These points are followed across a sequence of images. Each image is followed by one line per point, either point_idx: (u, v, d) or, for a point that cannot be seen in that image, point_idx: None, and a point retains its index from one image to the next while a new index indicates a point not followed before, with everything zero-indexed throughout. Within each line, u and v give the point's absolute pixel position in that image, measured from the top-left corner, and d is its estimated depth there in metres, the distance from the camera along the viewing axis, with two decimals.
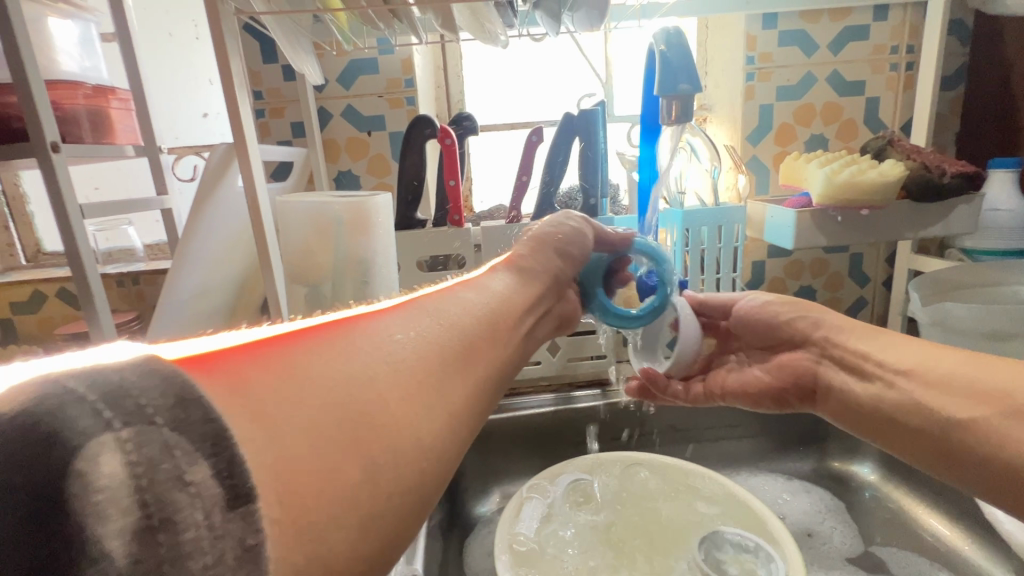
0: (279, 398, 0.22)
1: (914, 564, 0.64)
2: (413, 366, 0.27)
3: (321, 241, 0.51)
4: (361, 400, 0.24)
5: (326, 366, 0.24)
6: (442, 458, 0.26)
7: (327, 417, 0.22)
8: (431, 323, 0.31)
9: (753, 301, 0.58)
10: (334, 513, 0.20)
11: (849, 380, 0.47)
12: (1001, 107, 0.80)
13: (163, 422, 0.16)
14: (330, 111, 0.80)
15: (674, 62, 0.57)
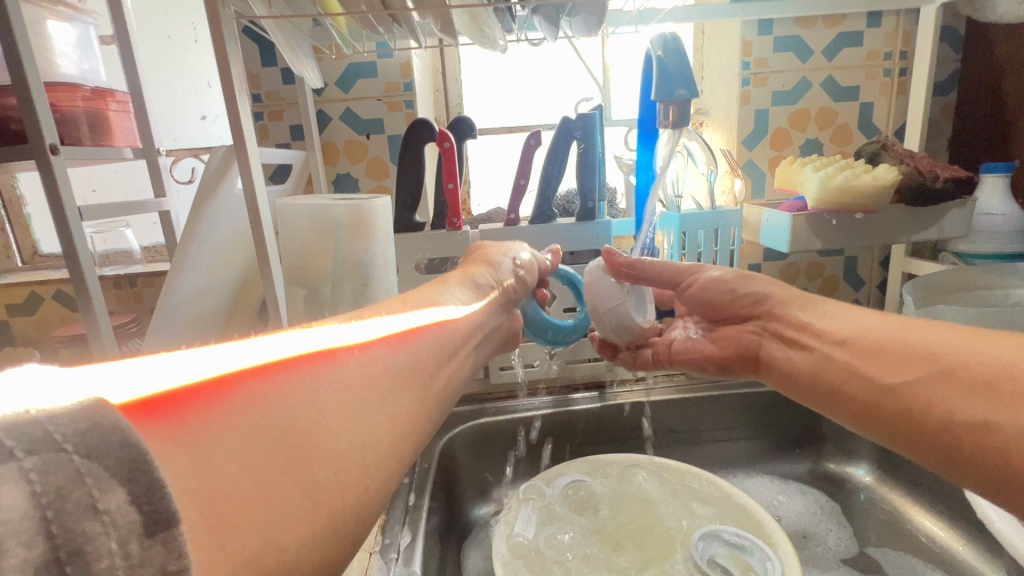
0: (220, 430, 0.24)
1: (907, 565, 0.65)
2: (353, 394, 0.30)
3: (321, 243, 0.51)
4: (303, 427, 0.27)
5: (272, 397, 0.26)
6: (378, 473, 0.29)
7: (266, 449, 0.25)
8: (371, 352, 0.34)
9: (709, 277, 0.59)
10: (267, 535, 0.23)
11: (790, 353, 0.50)
12: (991, 113, 0.81)
13: (73, 450, 0.17)
14: (329, 114, 0.80)
15: (671, 68, 0.57)
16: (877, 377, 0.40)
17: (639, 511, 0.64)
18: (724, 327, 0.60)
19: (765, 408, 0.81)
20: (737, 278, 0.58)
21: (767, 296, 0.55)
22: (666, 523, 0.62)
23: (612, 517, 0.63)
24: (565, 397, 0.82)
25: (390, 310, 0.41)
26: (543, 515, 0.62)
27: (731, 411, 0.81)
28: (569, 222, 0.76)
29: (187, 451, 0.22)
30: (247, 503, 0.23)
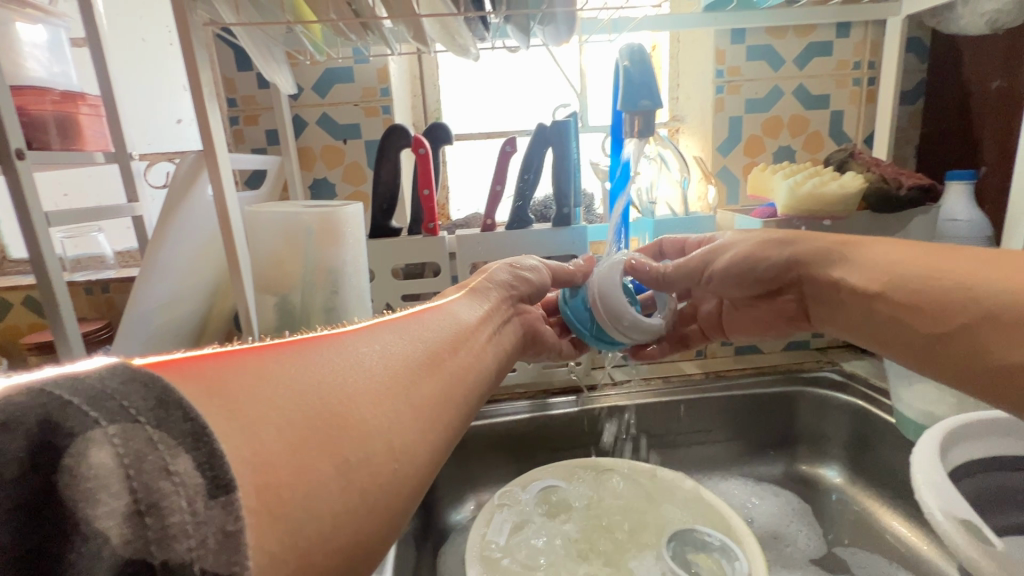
0: (254, 395, 0.22)
1: (874, 564, 0.66)
2: (380, 375, 0.28)
3: (291, 251, 0.51)
4: (332, 401, 0.25)
5: (299, 371, 0.25)
6: (411, 455, 0.27)
7: (302, 417, 0.23)
8: (395, 340, 0.32)
9: (736, 253, 0.54)
10: (307, 504, 0.21)
11: (841, 311, 0.47)
12: (957, 121, 0.83)
13: (146, 420, 0.17)
14: (304, 119, 0.80)
15: (636, 79, 0.59)
16: (917, 326, 0.39)
17: (614, 515, 0.64)
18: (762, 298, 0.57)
19: (742, 410, 0.82)
20: (759, 249, 0.53)
21: (792, 260, 0.51)
22: (640, 525, 0.62)
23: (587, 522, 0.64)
24: (544, 400, 0.82)
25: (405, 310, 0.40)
26: (518, 518, 0.63)
27: (709, 412, 0.82)
28: (546, 227, 0.76)
29: (227, 413, 0.21)
30: (290, 475, 0.21)
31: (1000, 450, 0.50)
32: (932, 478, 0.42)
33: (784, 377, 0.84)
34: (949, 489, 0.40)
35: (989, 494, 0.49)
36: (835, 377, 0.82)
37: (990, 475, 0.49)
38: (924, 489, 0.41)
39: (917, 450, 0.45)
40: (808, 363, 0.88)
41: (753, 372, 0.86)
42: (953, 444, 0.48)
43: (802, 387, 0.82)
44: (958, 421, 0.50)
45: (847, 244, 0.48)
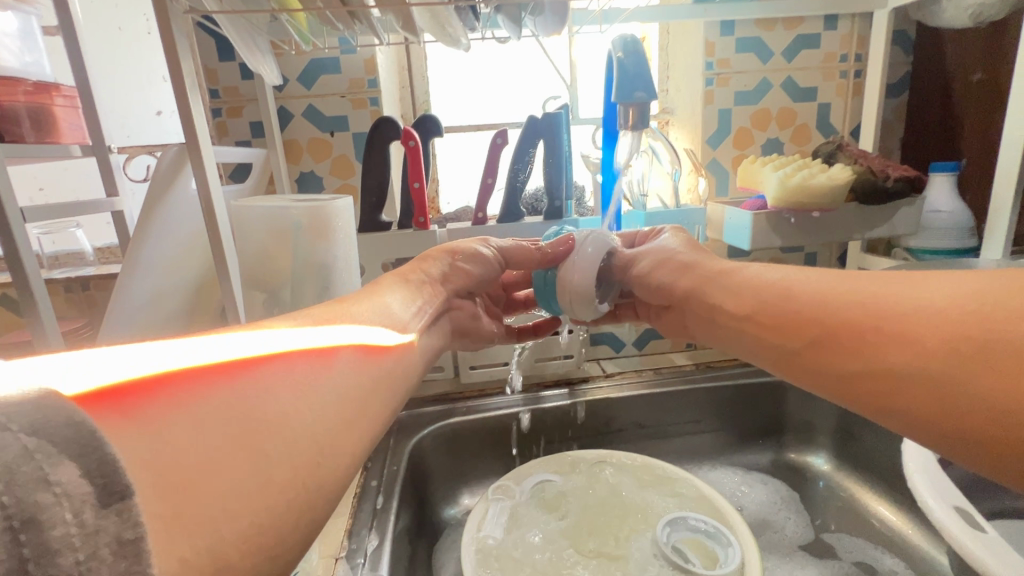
0: (163, 403, 0.24)
1: (860, 550, 0.68)
2: (299, 390, 0.30)
3: (280, 245, 0.49)
4: (248, 408, 0.27)
5: (223, 392, 0.27)
6: (329, 464, 0.29)
7: (214, 422, 0.25)
8: (321, 351, 0.34)
9: (651, 259, 0.56)
10: (220, 502, 0.23)
11: (717, 330, 0.49)
12: (940, 113, 0.84)
13: (18, 428, 0.16)
14: (290, 111, 0.78)
15: (630, 70, 0.58)
16: (782, 345, 0.40)
17: (608, 504, 0.65)
18: (665, 312, 0.58)
19: (731, 401, 0.83)
20: (663, 264, 0.55)
21: (682, 282, 0.52)
22: (635, 510, 0.63)
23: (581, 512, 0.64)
24: (536, 393, 0.82)
25: (327, 304, 0.42)
26: (509, 510, 0.63)
27: (699, 404, 0.82)
28: (537, 221, 0.76)
29: (134, 427, 0.22)
30: (200, 480, 0.23)
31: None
32: (925, 468, 0.42)
33: None
34: (943, 479, 0.41)
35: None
36: None
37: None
38: (918, 479, 0.41)
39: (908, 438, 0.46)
40: None
41: (741, 363, 0.87)
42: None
43: None
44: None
45: (722, 273, 0.49)
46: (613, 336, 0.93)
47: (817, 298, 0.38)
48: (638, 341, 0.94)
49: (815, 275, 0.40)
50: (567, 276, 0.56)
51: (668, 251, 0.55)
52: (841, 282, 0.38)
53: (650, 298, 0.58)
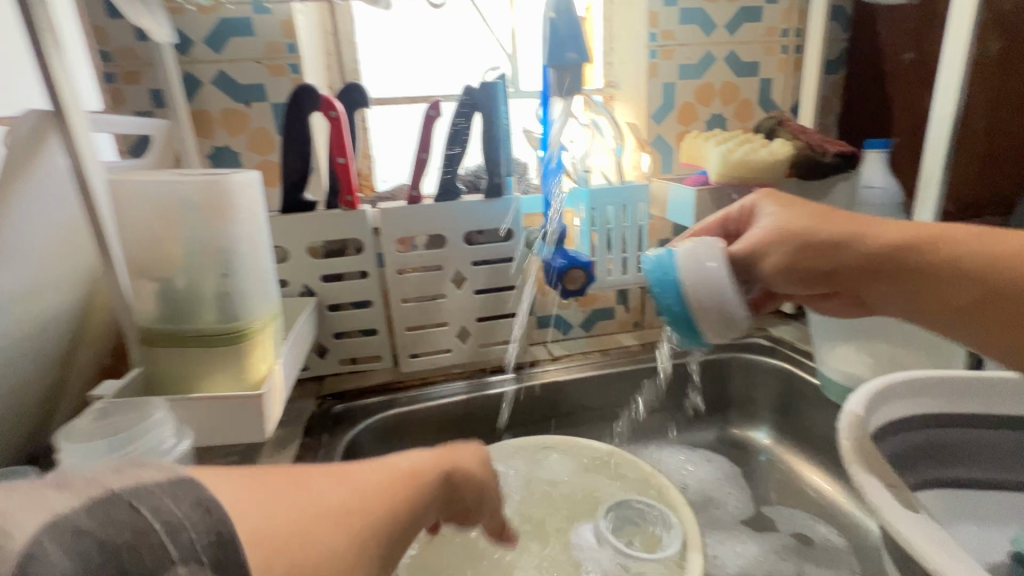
0: (257, 492, 0.24)
1: (797, 520, 0.69)
2: (375, 529, 0.27)
3: (169, 227, 0.43)
4: (321, 521, 0.25)
5: (303, 511, 0.24)
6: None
7: (284, 523, 0.23)
8: (399, 477, 0.30)
9: (783, 250, 0.47)
10: None
11: (893, 304, 0.45)
12: (875, 90, 0.85)
13: (208, 561, 0.20)
14: (198, 77, 0.70)
15: (561, 31, 0.57)
16: (995, 317, 0.41)
17: (552, 494, 0.64)
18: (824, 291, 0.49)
19: (678, 381, 0.82)
20: (805, 253, 0.46)
21: (845, 264, 0.45)
22: (578, 498, 0.63)
23: (523, 506, 0.63)
24: (481, 379, 0.79)
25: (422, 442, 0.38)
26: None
27: (646, 383, 0.82)
28: (476, 199, 0.72)
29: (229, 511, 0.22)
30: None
31: (923, 408, 0.52)
32: (861, 443, 0.42)
33: (716, 344, 0.85)
34: (878, 458, 0.41)
35: (908, 453, 0.51)
36: (764, 342, 0.84)
37: (908, 433, 0.52)
38: (854, 455, 0.41)
39: (843, 415, 0.46)
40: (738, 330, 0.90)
41: None
42: (880, 406, 0.50)
43: (734, 352, 0.83)
44: (885, 382, 0.51)
45: (899, 246, 0.43)
46: (561, 318, 0.89)
47: (994, 253, 0.41)
48: (585, 323, 0.90)
49: (963, 230, 0.43)
50: (695, 289, 0.46)
51: (795, 228, 0.46)
52: (1009, 234, 0.42)
53: (804, 288, 0.48)
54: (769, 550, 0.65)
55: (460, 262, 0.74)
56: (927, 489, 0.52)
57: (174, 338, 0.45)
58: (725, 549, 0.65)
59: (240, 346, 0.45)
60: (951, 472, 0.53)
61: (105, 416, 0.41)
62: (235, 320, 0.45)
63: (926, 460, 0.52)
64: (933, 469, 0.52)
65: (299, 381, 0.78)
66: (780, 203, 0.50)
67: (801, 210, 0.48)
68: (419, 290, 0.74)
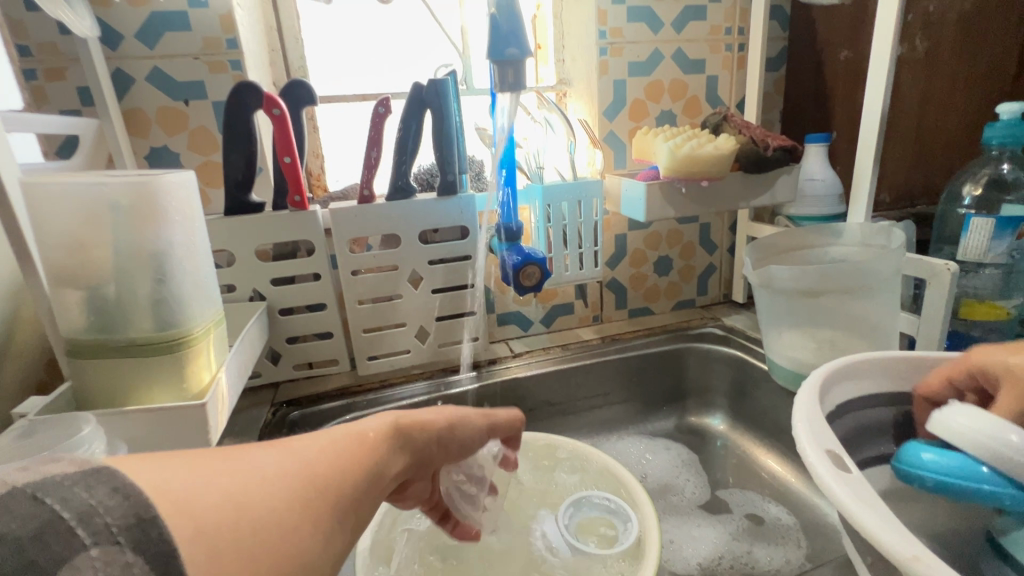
0: (186, 484, 0.21)
1: (750, 501, 0.71)
2: (327, 493, 0.26)
3: (95, 232, 0.40)
4: (271, 512, 0.23)
5: (239, 501, 0.22)
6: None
7: (224, 517, 0.21)
8: (338, 444, 0.29)
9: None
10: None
11: None
12: (814, 86, 0.89)
13: (125, 541, 0.18)
14: (129, 73, 0.66)
15: (503, 27, 0.58)
16: None
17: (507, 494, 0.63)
18: None
19: (636, 372, 0.84)
20: None
21: None
22: (541, 494, 0.63)
23: None
24: (442, 379, 0.78)
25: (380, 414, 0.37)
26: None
27: (605, 376, 0.83)
28: (429, 197, 0.71)
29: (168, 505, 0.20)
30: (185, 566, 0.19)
31: (889, 387, 0.49)
32: (809, 416, 0.41)
33: (672, 335, 0.87)
34: (822, 423, 0.40)
35: (867, 435, 0.48)
36: (718, 331, 0.87)
37: (862, 416, 0.48)
38: (800, 423, 0.40)
39: (800, 396, 0.43)
40: (693, 321, 0.93)
41: (644, 333, 0.89)
42: (833, 388, 0.46)
43: (690, 342, 0.86)
44: (837, 363, 0.48)
45: None
46: (520, 315, 0.89)
47: None
48: (545, 319, 0.91)
49: None
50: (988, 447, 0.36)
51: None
52: None
53: None
54: (723, 531, 0.66)
55: (416, 262, 0.73)
56: None
57: (105, 349, 0.42)
58: (681, 534, 0.66)
59: (180, 355, 0.43)
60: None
61: (31, 434, 0.39)
62: (174, 327, 0.43)
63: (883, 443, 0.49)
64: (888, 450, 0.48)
65: (252, 389, 0.75)
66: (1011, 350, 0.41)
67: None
68: (375, 291, 0.73)
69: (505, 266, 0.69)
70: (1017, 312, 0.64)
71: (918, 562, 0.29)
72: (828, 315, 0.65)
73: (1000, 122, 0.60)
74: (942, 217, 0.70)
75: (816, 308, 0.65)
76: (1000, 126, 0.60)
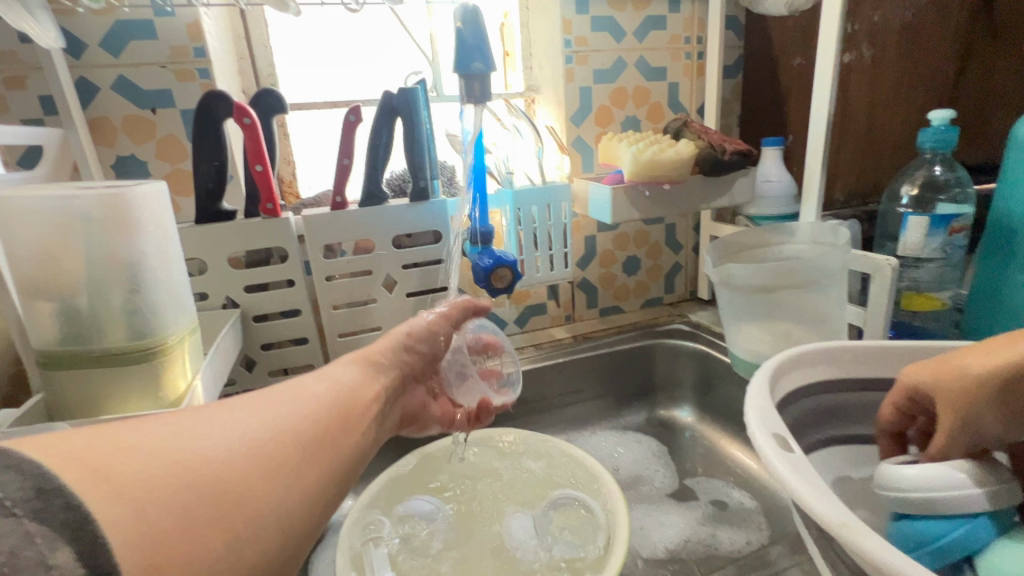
0: (114, 454, 0.24)
1: (715, 488, 0.75)
2: (272, 447, 0.29)
3: (65, 243, 0.41)
4: (210, 470, 0.26)
5: (175, 462, 0.25)
6: (305, 523, 0.29)
7: (157, 479, 0.24)
8: (283, 403, 0.32)
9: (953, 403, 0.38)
10: (128, 539, 0.21)
11: None
12: (769, 92, 0.94)
13: (22, 512, 0.20)
14: (94, 82, 0.66)
15: (468, 41, 0.60)
16: None
17: (481, 492, 0.66)
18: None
19: (607, 369, 0.87)
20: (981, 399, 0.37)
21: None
22: (511, 484, 0.67)
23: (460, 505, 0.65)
24: None
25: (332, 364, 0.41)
26: (370, 516, 0.60)
27: (578, 374, 0.86)
28: (402, 203, 0.73)
29: (90, 476, 0.22)
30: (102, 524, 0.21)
31: (838, 373, 0.53)
32: (759, 403, 0.44)
33: (641, 333, 0.91)
34: (771, 409, 0.43)
35: (813, 419, 0.52)
36: (685, 328, 0.91)
37: (811, 401, 0.52)
38: (750, 409, 0.43)
39: (752, 385, 0.46)
40: (661, 318, 0.96)
41: (615, 331, 0.92)
42: (784, 374, 0.50)
43: (657, 339, 0.89)
44: (786, 354, 0.51)
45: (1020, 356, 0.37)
46: (495, 316, 0.91)
47: None
48: (519, 319, 0.93)
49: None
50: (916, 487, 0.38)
51: (938, 377, 0.40)
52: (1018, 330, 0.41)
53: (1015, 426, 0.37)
54: (690, 518, 0.70)
55: (390, 266, 0.74)
56: (830, 449, 0.53)
57: (78, 359, 0.42)
58: (650, 520, 0.69)
59: (154, 363, 0.44)
60: (849, 431, 0.53)
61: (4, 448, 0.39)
62: (149, 336, 0.44)
63: (828, 424, 0.53)
64: (831, 429, 0.53)
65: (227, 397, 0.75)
66: (926, 365, 0.42)
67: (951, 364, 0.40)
68: (350, 296, 0.74)
69: (476, 270, 0.70)
70: (951, 302, 0.70)
71: (845, 528, 0.32)
72: (782, 311, 0.69)
73: (932, 128, 0.65)
74: (885, 215, 0.75)
75: (772, 303, 0.69)
76: (931, 131, 0.65)
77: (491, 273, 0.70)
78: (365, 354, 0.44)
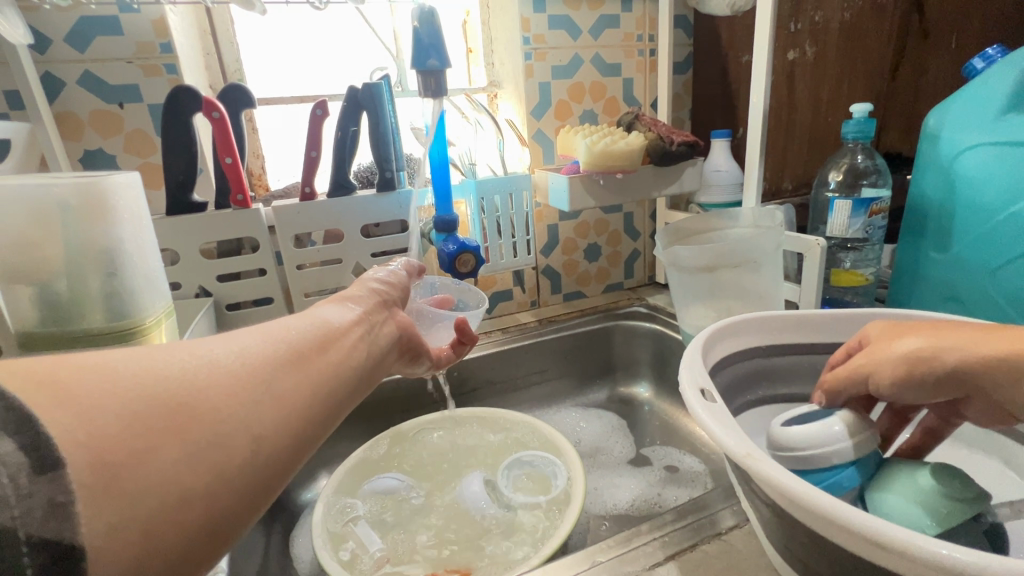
0: (62, 368, 0.25)
1: (668, 454, 0.81)
2: (235, 371, 0.31)
3: (42, 231, 0.43)
4: (170, 387, 0.28)
5: (131, 379, 0.27)
6: (274, 437, 0.31)
7: (106, 392, 0.26)
8: (252, 338, 0.35)
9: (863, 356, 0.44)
10: (76, 437, 0.24)
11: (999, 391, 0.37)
12: (717, 87, 1.00)
13: None
14: (60, 77, 0.67)
15: (425, 40, 0.63)
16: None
17: (447, 465, 0.71)
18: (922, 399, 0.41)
19: (570, 349, 0.92)
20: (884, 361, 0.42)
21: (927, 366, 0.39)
22: (474, 455, 0.72)
23: (428, 482, 0.69)
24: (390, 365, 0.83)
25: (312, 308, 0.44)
26: (341, 501, 0.62)
27: (543, 355, 0.91)
28: (369, 193, 0.76)
29: (34, 386, 0.24)
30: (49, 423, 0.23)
31: (766, 339, 0.59)
32: (692, 363, 0.50)
33: (602, 315, 0.96)
34: (699, 367, 0.49)
35: (745, 381, 0.58)
36: (643, 310, 0.96)
37: (742, 364, 0.58)
38: (685, 368, 0.50)
39: (687, 351, 0.52)
40: (621, 301, 1.02)
41: (578, 313, 0.97)
42: (717, 341, 0.56)
43: (617, 321, 0.95)
44: (719, 325, 0.57)
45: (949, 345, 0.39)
46: None
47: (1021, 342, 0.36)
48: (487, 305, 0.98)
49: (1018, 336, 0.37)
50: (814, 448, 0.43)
51: (874, 338, 0.44)
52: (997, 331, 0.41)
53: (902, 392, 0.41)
54: (644, 481, 0.75)
55: (358, 254, 0.77)
56: (759, 409, 0.59)
57: (57, 340, 0.45)
58: (604, 482, 0.75)
59: (132, 343, 0.47)
60: (777, 392, 0.60)
61: None
62: (128, 317, 0.47)
63: (759, 386, 0.59)
64: (762, 391, 0.59)
65: None
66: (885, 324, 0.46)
67: (891, 328, 0.44)
68: (321, 284, 0.77)
69: (441, 256, 0.74)
70: (873, 278, 0.77)
71: (749, 457, 0.38)
72: (725, 291, 0.76)
73: (854, 120, 0.71)
74: (815, 202, 0.82)
75: (716, 285, 0.75)
76: (854, 123, 0.72)
77: (455, 258, 0.74)
78: (342, 302, 0.47)
